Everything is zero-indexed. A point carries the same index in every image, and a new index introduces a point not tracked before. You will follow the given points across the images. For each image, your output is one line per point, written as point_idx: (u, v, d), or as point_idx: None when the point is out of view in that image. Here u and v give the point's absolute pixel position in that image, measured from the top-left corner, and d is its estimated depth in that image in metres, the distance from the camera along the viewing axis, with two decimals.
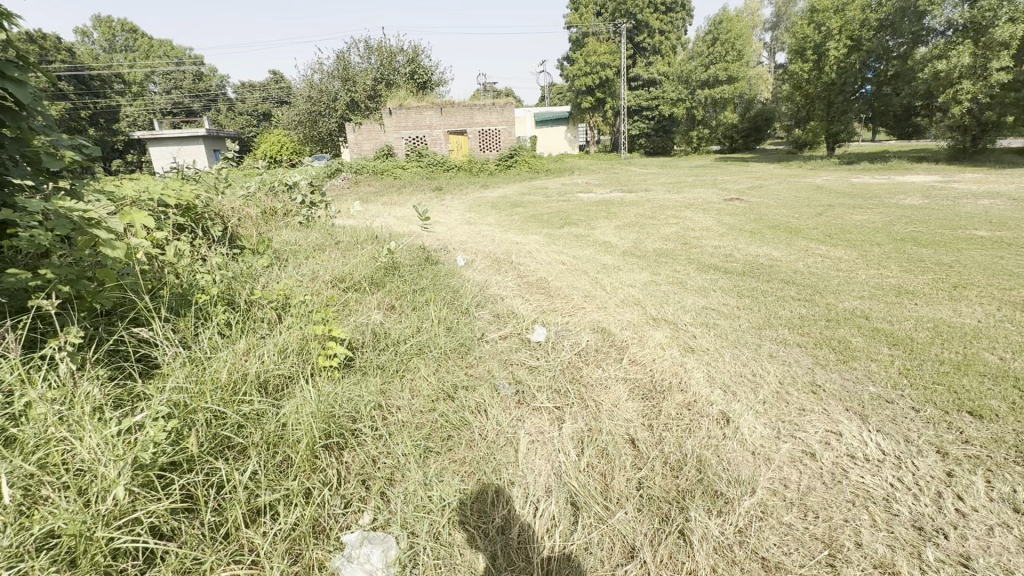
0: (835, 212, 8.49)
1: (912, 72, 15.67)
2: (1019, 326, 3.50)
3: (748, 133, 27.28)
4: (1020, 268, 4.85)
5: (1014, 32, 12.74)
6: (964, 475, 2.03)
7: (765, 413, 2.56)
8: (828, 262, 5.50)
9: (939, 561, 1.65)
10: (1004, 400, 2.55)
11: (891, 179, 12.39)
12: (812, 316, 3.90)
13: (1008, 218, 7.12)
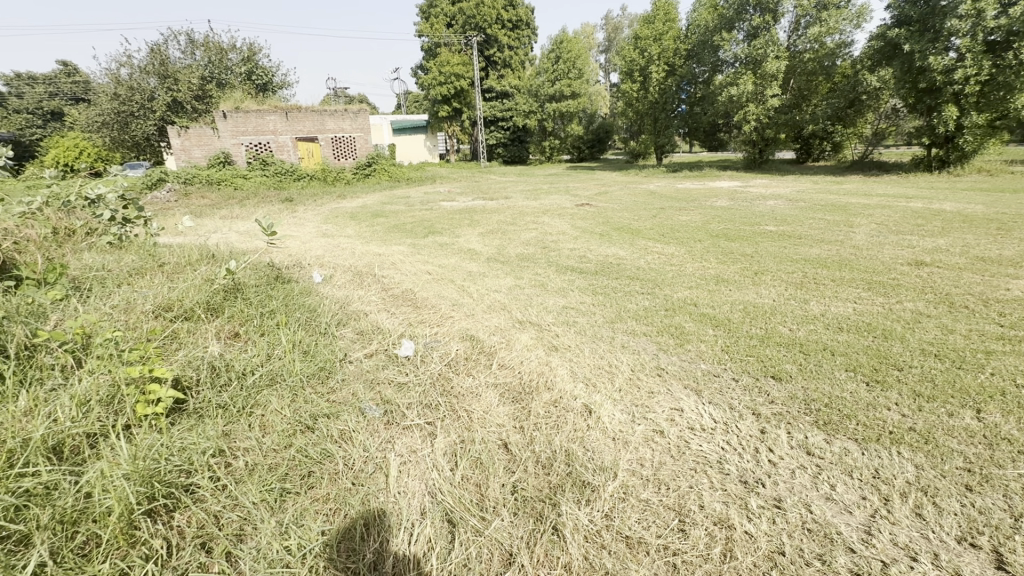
0: (666, 214, 9.73)
1: (714, 96, 18.69)
2: (800, 302, 4.36)
3: (593, 144, 30.04)
4: (797, 254, 6.06)
5: (778, 67, 16.08)
6: (773, 431, 2.44)
7: (621, 400, 2.80)
8: (663, 258, 6.28)
9: (760, 508, 1.95)
10: (794, 363, 3.15)
11: (706, 185, 14.62)
12: (653, 306, 4.40)
13: (787, 215, 8.87)
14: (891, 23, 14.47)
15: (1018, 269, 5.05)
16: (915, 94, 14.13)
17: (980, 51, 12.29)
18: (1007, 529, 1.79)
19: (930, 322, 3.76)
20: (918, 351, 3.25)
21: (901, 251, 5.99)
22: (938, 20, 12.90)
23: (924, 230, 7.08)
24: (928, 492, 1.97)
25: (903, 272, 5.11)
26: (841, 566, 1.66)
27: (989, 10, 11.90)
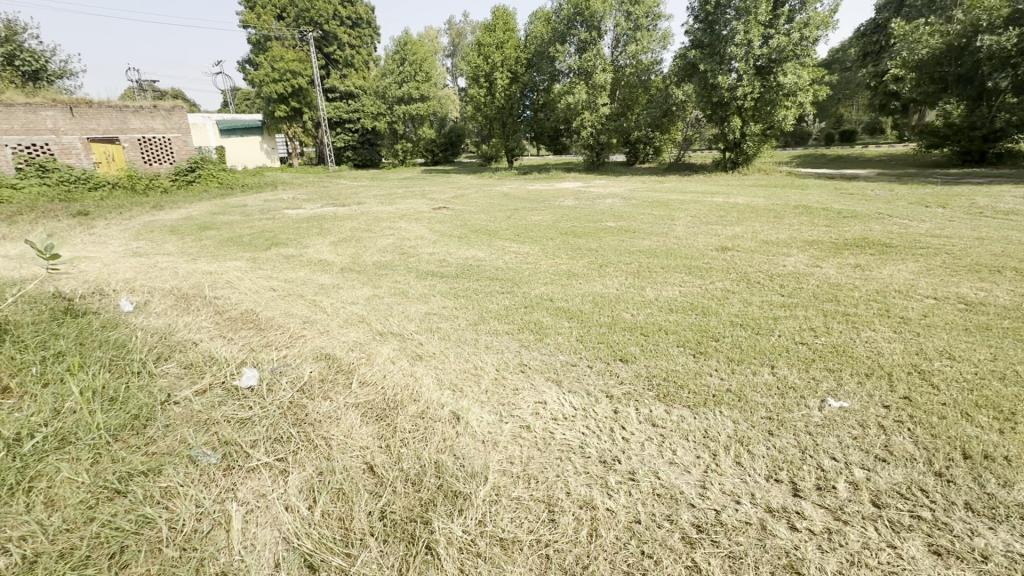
0: (519, 214, 10.17)
1: (554, 103, 20.09)
2: (637, 289, 4.88)
3: (446, 147, 30.17)
4: (633, 247, 6.80)
5: (604, 79, 17.98)
6: (624, 410, 2.68)
7: (489, 401, 2.83)
8: (519, 257, 6.55)
9: (617, 483, 2.12)
10: (637, 344, 3.51)
11: (553, 186, 15.65)
12: (513, 305, 4.55)
13: (623, 212, 9.93)
14: (689, 46, 17.01)
15: (791, 248, 6.33)
16: (711, 107, 16.87)
17: (752, 74, 15.23)
18: (798, 461, 2.20)
19: (735, 297, 4.50)
20: (728, 323, 3.86)
21: (711, 239, 7.08)
22: (721, 45, 15.58)
23: (725, 220, 8.48)
24: (743, 443, 2.34)
25: (714, 257, 6.04)
26: (684, 522, 1.88)
27: (755, 41, 14.78)
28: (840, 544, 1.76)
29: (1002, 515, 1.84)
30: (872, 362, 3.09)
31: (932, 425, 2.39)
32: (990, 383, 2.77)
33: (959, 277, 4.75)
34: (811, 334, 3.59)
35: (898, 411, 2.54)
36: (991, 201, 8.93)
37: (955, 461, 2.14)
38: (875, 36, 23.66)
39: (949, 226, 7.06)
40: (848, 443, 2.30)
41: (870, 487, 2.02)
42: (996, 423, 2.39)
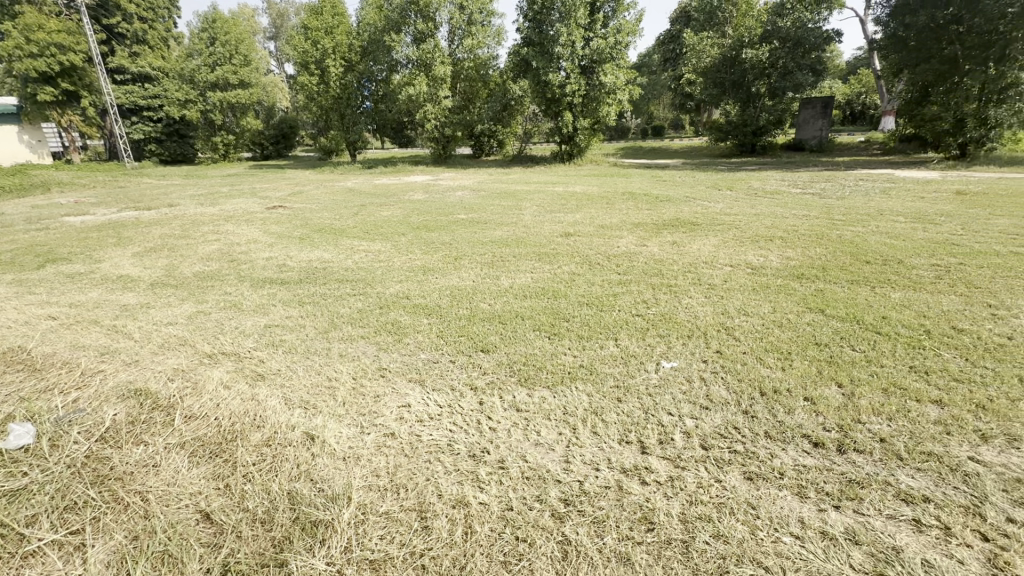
0: (367, 211, 9.65)
1: (394, 94, 19.46)
2: (492, 279, 4.98)
3: (276, 139, 27.34)
4: (485, 238, 6.93)
5: (444, 71, 17.96)
6: (488, 400, 2.71)
7: (348, 413, 2.63)
8: (370, 255, 6.21)
9: (489, 473, 2.13)
10: (496, 334, 3.57)
11: (401, 180, 15.20)
12: (367, 307, 4.29)
13: (473, 203, 10.08)
14: (521, 44, 17.87)
15: (623, 230, 7.06)
16: (545, 102, 17.93)
17: (578, 72, 16.61)
18: (643, 421, 2.46)
19: (580, 279, 4.86)
20: (576, 304, 4.14)
21: (555, 226, 7.56)
22: (550, 44, 16.57)
23: (566, 208, 9.13)
24: (598, 413, 2.54)
25: (559, 243, 6.47)
26: (553, 499, 1.97)
27: (578, 42, 16.15)
28: (681, 488, 2.00)
29: (789, 437, 2.28)
30: (691, 325, 3.59)
31: (738, 371, 2.87)
32: (774, 330, 3.43)
33: (746, 247, 5.79)
34: (644, 306, 4.04)
35: (714, 364, 2.99)
36: (762, 184, 11.09)
37: (755, 398, 2.60)
38: (671, 45, 27.56)
39: (736, 205, 8.57)
40: (681, 397, 2.64)
41: (699, 433, 2.34)
42: (779, 362, 2.97)
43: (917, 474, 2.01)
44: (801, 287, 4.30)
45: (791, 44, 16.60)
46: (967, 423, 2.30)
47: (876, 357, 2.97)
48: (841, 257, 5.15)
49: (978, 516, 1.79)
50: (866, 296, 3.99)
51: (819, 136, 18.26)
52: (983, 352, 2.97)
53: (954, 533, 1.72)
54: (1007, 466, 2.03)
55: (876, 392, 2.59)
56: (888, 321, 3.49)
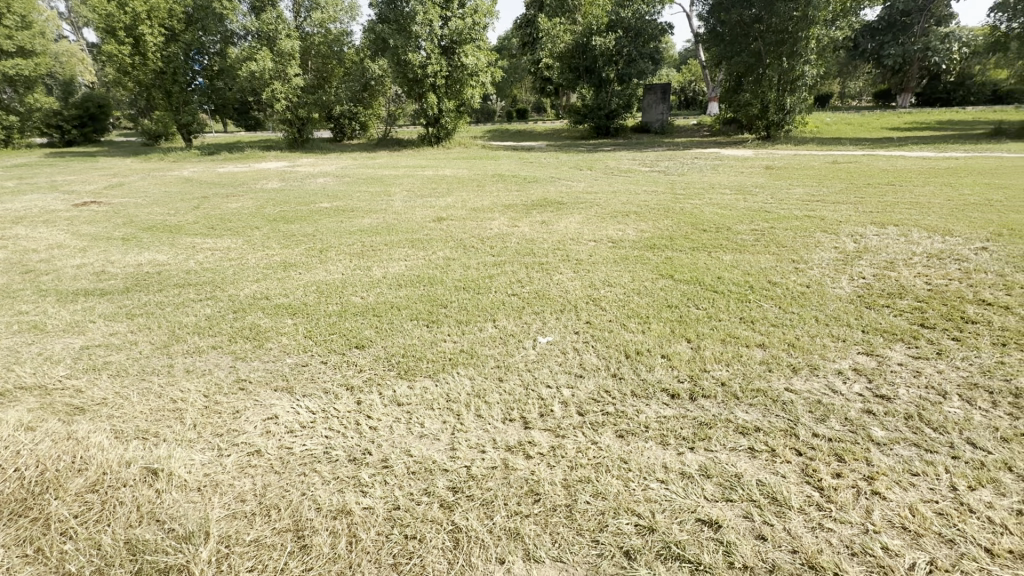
0: (210, 203, 8.48)
1: (233, 70, 17.21)
2: (364, 270, 4.72)
3: (80, 120, 22.64)
4: (353, 227, 6.52)
5: (292, 46, 16.34)
6: (367, 398, 2.57)
7: (201, 436, 2.30)
8: (218, 253, 5.48)
9: (373, 476, 2.03)
10: (372, 328, 3.40)
11: (251, 167, 13.62)
12: (217, 312, 3.78)
13: (337, 191, 9.43)
14: (376, 19, 16.92)
15: (494, 213, 7.16)
16: (407, 83, 17.21)
17: (438, 53, 16.24)
18: (523, 397, 2.53)
19: (455, 263, 4.82)
20: (453, 289, 4.11)
21: (427, 211, 7.40)
22: (406, 22, 15.91)
23: (437, 192, 8.97)
24: (481, 396, 2.55)
25: (431, 228, 6.34)
26: (440, 489, 1.94)
27: (436, 21, 15.79)
28: (562, 456, 2.10)
29: (651, 392, 2.52)
30: (563, 300, 3.78)
31: (606, 339, 3.10)
32: (634, 297, 3.76)
33: (607, 223, 6.24)
34: (519, 285, 4.15)
35: (584, 335, 3.19)
36: (617, 163, 12.05)
37: (622, 362, 2.83)
38: (528, 29, 28.34)
39: (595, 184, 9.19)
40: (557, 369, 2.78)
41: (575, 400, 2.49)
42: (640, 326, 3.26)
43: (749, 409, 2.36)
44: (654, 257, 4.77)
45: (632, 34, 18.10)
46: (783, 360, 2.77)
47: (716, 312, 3.42)
48: (684, 227, 5.81)
49: (794, 435, 2.16)
50: (704, 260, 4.56)
51: (661, 119, 20.34)
52: (791, 299, 3.59)
53: (777, 453, 2.06)
54: (810, 391, 2.48)
55: (717, 343, 2.99)
56: (723, 280, 4.03)
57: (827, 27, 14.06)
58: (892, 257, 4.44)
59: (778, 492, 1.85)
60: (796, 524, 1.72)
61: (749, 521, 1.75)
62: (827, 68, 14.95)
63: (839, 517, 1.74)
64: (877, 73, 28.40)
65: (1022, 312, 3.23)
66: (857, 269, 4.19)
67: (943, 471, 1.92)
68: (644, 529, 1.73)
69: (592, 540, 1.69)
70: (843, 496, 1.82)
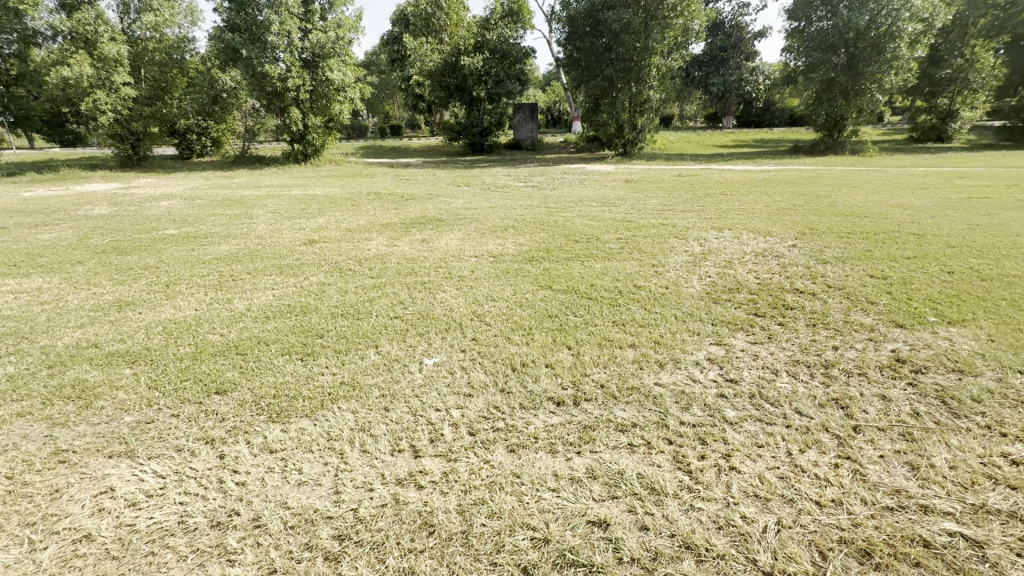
0: (11, 235, 6.96)
1: (38, 76, 14.46)
2: (224, 304, 4.21)
3: None
4: (208, 255, 5.81)
5: (118, 51, 14.24)
6: (231, 450, 2.27)
7: (2, 530, 1.84)
8: (26, 297, 4.50)
9: (243, 540, 1.78)
10: (235, 368, 3.03)
11: (70, 189, 11.50)
12: (25, 370, 3.08)
13: (186, 215, 8.35)
14: (223, 27, 15.49)
15: (371, 232, 6.88)
16: (266, 97, 15.80)
17: (299, 66, 15.36)
18: (413, 424, 2.44)
19: (331, 288, 4.54)
20: (329, 316, 3.85)
21: (296, 233, 6.89)
22: (260, 31, 14.76)
23: (306, 213, 8.38)
24: (366, 429, 2.40)
25: (302, 252, 5.91)
26: (324, 541, 1.77)
27: (294, 33, 14.94)
28: (455, 480, 2.06)
29: (538, 403, 2.59)
30: (447, 318, 3.75)
31: (492, 354, 3.13)
32: (516, 310, 3.86)
33: (487, 238, 6.36)
34: (401, 307, 4.03)
35: (471, 352, 3.18)
36: (493, 179, 12.38)
37: (509, 375, 2.87)
38: (397, 47, 28.13)
39: (473, 200, 9.34)
40: (445, 391, 2.72)
41: (465, 420, 2.46)
42: (524, 338, 3.35)
43: (626, 406, 2.54)
44: (534, 269, 4.96)
45: (499, 56, 18.88)
46: (651, 357, 3.03)
47: (591, 318, 3.65)
48: (559, 239, 6.14)
49: (665, 426, 2.37)
50: (578, 270, 4.86)
51: (532, 137, 21.43)
52: (653, 301, 3.97)
53: (652, 445, 2.24)
54: (675, 383, 2.75)
55: (594, 347, 3.18)
56: (595, 287, 4.32)
57: (664, 58, 16.05)
58: (729, 257, 5.15)
59: (655, 482, 2.01)
60: (672, 508, 1.87)
61: (633, 514, 1.87)
62: (668, 93, 16.99)
63: (706, 496, 1.93)
64: (706, 98, 33.14)
65: (824, 296, 3.94)
66: (705, 270, 4.78)
67: (781, 440, 2.24)
68: (539, 541, 1.76)
69: (490, 564, 1.68)
70: (708, 476, 2.04)
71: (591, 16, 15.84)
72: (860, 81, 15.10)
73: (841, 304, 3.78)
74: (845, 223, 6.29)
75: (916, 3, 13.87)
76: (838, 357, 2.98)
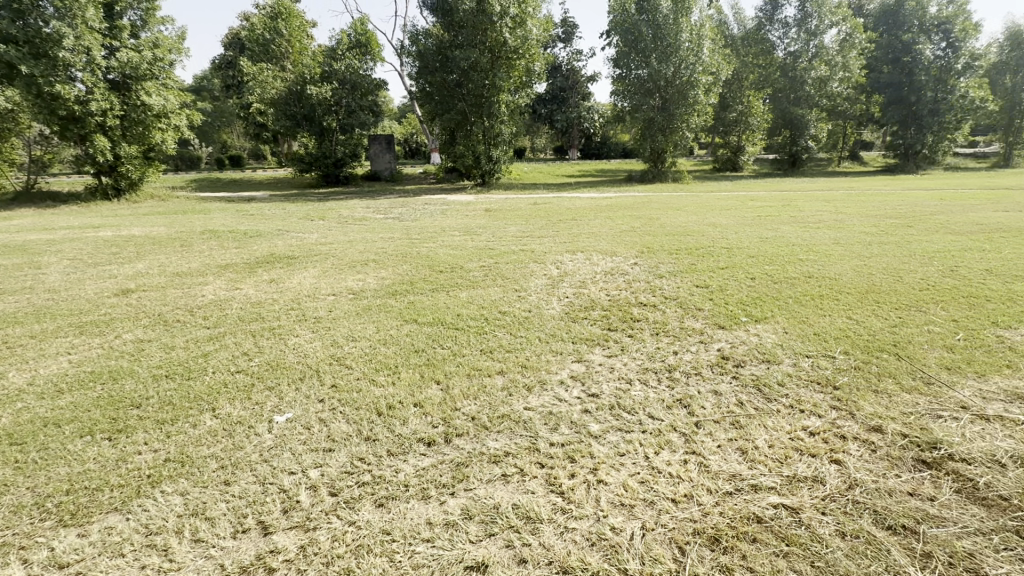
0: None
1: None
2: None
3: None
4: None
5: None
6: None
7: None
8: None
9: None
10: (8, 465, 2.35)
11: None
12: None
13: None
14: None
15: (207, 276, 6.04)
16: (59, 122, 13.14)
17: (104, 87, 13.16)
18: (260, 496, 2.11)
19: (152, 346, 3.82)
20: (149, 380, 3.22)
21: (105, 283, 5.75)
22: (46, 45, 12.31)
23: (118, 258, 7.06)
24: (199, 512, 2.02)
25: (112, 304, 4.94)
26: None
27: (96, 50, 12.76)
28: (315, 554, 1.82)
29: (407, 446, 2.44)
30: (302, 366, 3.40)
31: (354, 400, 2.89)
32: (380, 349, 3.64)
33: (345, 274, 6.00)
34: (245, 359, 3.54)
35: (331, 401, 2.90)
36: (350, 212, 11.84)
37: (374, 421, 2.67)
38: (233, 72, 25.81)
39: (329, 234, 8.81)
40: (300, 450, 2.43)
41: (326, 479, 2.22)
42: (389, 378, 3.17)
43: (499, 436, 2.52)
44: (397, 303, 4.79)
45: (349, 87, 18.37)
46: (519, 382, 3.08)
47: (459, 349, 3.60)
48: (423, 271, 6.05)
49: (536, 450, 2.40)
50: (443, 300, 4.81)
51: (390, 168, 21.13)
52: (518, 325, 4.08)
53: (525, 471, 2.24)
54: (543, 405, 2.81)
55: (463, 379, 3.13)
56: (461, 317, 4.31)
57: (512, 95, 17.18)
58: (583, 278, 5.55)
59: (530, 510, 2.00)
60: (548, 534, 1.88)
61: (511, 549, 1.82)
62: (518, 127, 18.12)
63: (579, 514, 1.98)
64: (552, 133, 36.21)
65: (663, 307, 4.45)
66: (563, 291, 5.07)
67: (639, 445, 2.41)
68: None
69: None
70: (578, 493, 2.09)
71: (440, 53, 16.48)
72: (673, 120, 17.85)
73: (677, 312, 4.29)
74: (673, 241, 7.25)
75: (705, 60, 17.03)
76: (678, 361, 3.35)
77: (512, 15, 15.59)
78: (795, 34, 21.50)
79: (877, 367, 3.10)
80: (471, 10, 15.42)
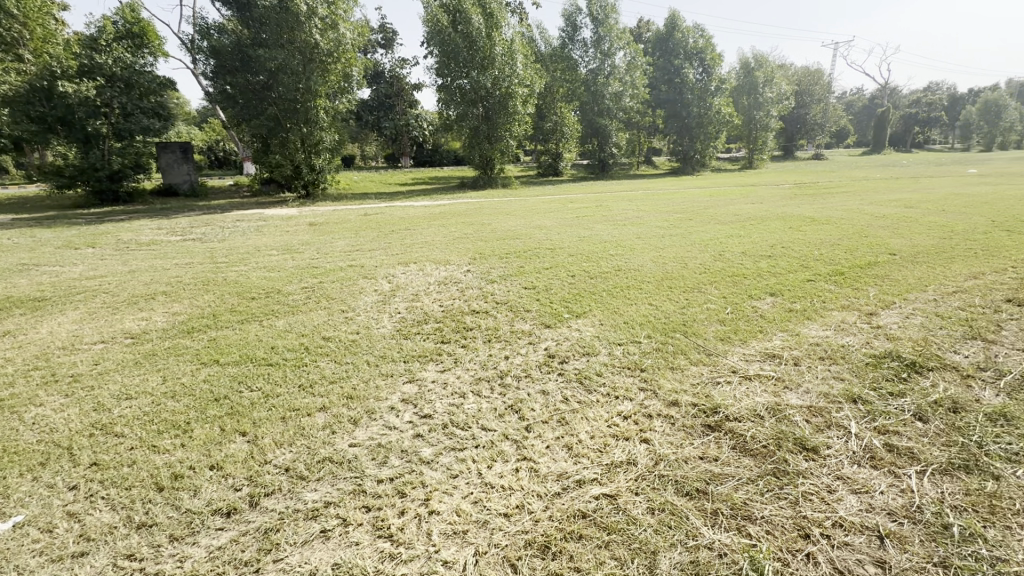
0: None
1: None
2: None
3: None
4: None
5: None
6: None
7: None
8: None
9: None
10: None
11: None
12: None
13: None
14: None
15: None
16: None
17: None
18: None
19: None
20: None
21: None
22: None
23: None
24: None
25: None
26: None
27: None
28: None
29: (198, 523, 2.01)
30: (44, 445, 2.60)
31: (122, 478, 2.29)
32: (166, 405, 2.99)
33: (121, 313, 4.88)
34: None
35: (89, 485, 2.26)
36: (134, 235, 9.80)
37: (152, 500, 2.14)
38: None
39: (102, 265, 7.14)
40: (34, 567, 1.82)
41: None
42: (177, 439, 2.60)
43: (317, 485, 2.23)
44: (194, 342, 4.04)
45: (122, 85, 15.08)
46: (343, 416, 2.79)
47: (271, 389, 3.14)
48: (230, 299, 5.24)
49: (362, 491, 2.18)
50: (254, 332, 4.21)
51: (189, 181, 18.19)
52: (344, 350, 3.74)
53: (349, 520, 2.00)
54: (371, 437, 2.59)
55: (276, 424, 2.72)
56: (275, 349, 3.80)
57: (331, 100, 16.12)
58: (416, 290, 5.38)
59: (353, 566, 1.78)
60: None
61: None
62: (341, 134, 17.03)
63: (408, 556, 1.83)
64: (381, 141, 35.18)
65: (494, 312, 4.53)
66: (395, 307, 4.84)
67: (472, 463, 2.36)
68: None
69: None
70: (408, 532, 1.94)
71: (239, 51, 14.98)
72: (497, 129, 18.74)
73: (507, 316, 4.40)
74: (503, 246, 7.51)
75: (519, 73, 18.29)
76: (509, 366, 3.41)
77: (322, 16, 14.46)
78: (592, 54, 24.38)
79: (673, 346, 3.56)
80: (272, 7, 14.11)
